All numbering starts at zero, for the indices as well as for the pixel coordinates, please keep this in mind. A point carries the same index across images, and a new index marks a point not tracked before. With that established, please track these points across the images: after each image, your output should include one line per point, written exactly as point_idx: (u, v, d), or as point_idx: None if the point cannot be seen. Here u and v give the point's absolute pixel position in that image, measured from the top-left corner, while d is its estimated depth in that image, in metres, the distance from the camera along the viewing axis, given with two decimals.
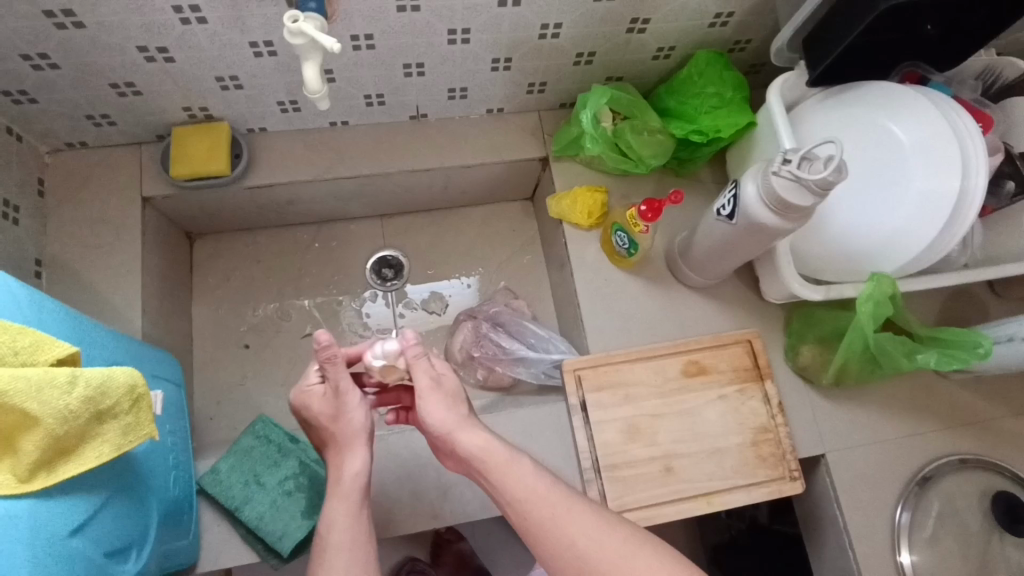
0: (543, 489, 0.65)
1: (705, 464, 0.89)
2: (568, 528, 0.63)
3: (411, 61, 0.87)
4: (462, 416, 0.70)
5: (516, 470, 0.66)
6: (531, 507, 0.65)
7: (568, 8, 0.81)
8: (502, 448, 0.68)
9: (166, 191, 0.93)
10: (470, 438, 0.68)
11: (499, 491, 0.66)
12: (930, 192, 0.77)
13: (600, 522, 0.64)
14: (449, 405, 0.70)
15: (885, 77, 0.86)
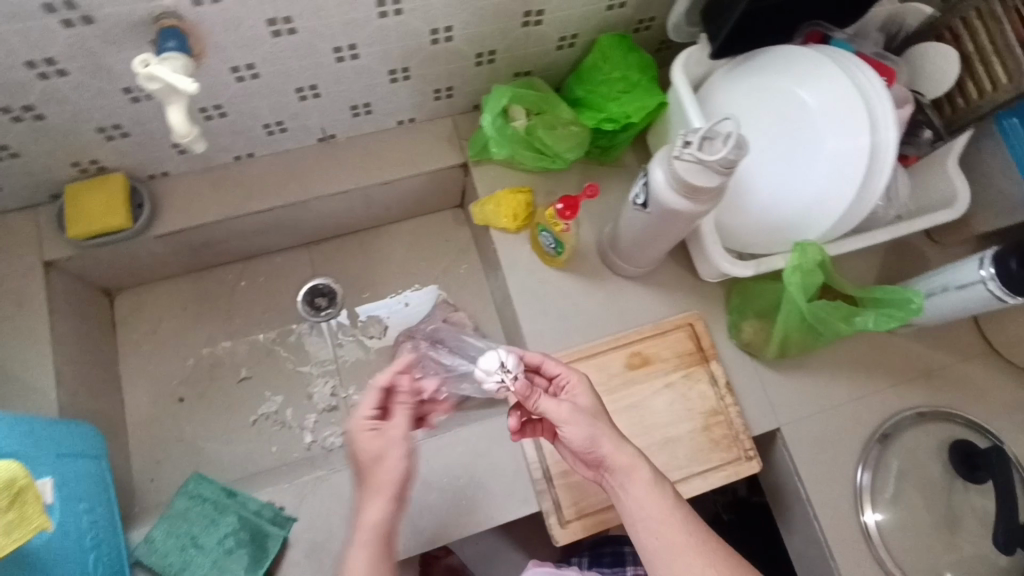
0: (678, 517, 0.62)
1: (669, 455, 0.87)
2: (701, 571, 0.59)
3: (303, 84, 0.83)
4: (612, 431, 0.64)
5: (657, 498, 0.62)
6: (662, 531, 0.61)
7: (454, 10, 0.78)
8: (641, 470, 0.63)
9: (68, 252, 0.89)
10: (612, 454, 0.63)
11: (631, 508, 0.63)
12: (843, 151, 0.75)
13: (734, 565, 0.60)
14: (595, 423, 0.64)
15: (789, 40, 0.83)
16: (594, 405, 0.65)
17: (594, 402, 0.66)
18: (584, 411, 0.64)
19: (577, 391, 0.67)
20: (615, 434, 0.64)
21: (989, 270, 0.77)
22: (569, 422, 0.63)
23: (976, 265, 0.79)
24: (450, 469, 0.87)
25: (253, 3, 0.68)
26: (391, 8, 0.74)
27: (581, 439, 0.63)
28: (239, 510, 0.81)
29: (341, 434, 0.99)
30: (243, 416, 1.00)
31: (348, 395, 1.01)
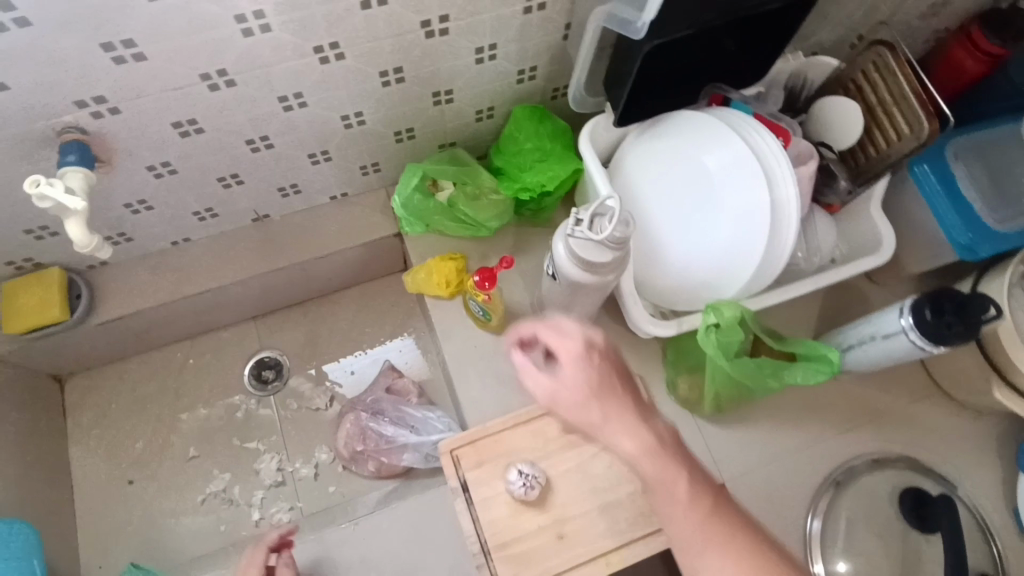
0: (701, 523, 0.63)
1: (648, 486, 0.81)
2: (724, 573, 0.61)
3: (224, 174, 0.85)
4: (638, 425, 0.66)
5: (686, 512, 0.63)
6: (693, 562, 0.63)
7: (360, 97, 0.80)
8: (676, 476, 0.64)
9: (8, 347, 0.91)
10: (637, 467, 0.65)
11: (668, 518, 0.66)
12: (748, 208, 0.76)
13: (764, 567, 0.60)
14: (589, 398, 0.66)
15: (694, 102, 0.84)
16: (610, 410, 0.66)
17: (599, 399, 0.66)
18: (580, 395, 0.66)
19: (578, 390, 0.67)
20: (639, 438, 0.66)
21: (908, 320, 0.75)
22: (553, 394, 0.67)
23: (896, 314, 0.78)
24: (387, 545, 0.87)
25: (154, 111, 0.70)
26: (295, 102, 0.76)
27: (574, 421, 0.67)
28: None
29: (287, 510, 0.99)
30: (191, 495, 1.00)
31: (295, 468, 1.02)
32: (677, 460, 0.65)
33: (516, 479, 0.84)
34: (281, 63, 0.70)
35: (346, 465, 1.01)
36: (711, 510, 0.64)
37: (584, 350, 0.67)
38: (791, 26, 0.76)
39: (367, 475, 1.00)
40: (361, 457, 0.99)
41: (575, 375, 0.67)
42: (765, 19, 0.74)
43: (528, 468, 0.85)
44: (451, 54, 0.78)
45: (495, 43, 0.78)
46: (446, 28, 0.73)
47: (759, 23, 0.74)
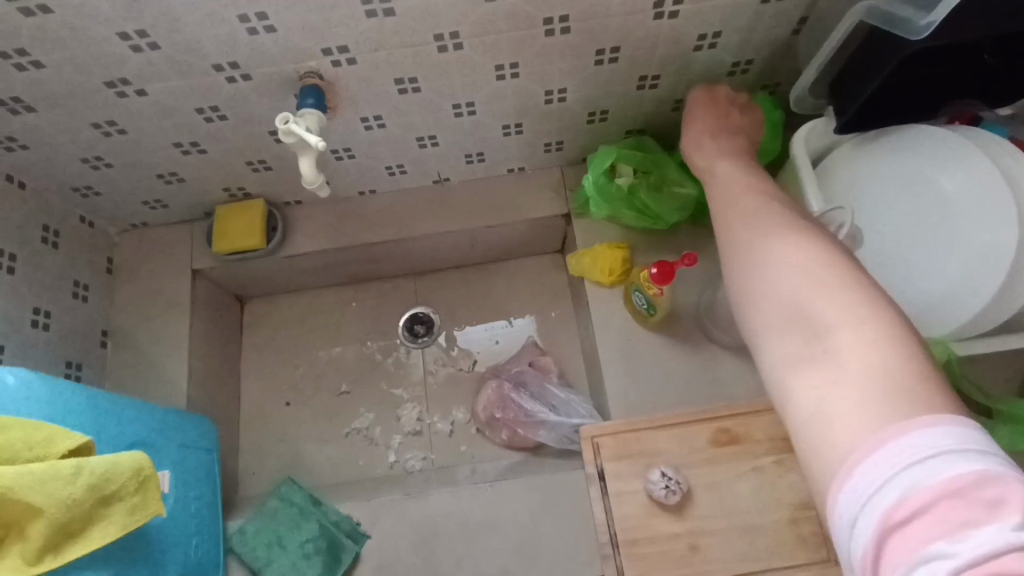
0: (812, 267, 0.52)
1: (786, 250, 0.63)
2: (782, 273, 0.53)
3: (424, 135, 0.89)
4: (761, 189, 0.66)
5: (778, 237, 0.57)
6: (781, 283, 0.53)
7: (570, 73, 0.79)
8: (769, 230, 0.58)
9: (211, 263, 1.02)
10: (733, 232, 0.62)
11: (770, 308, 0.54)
12: (990, 246, 0.67)
13: (835, 292, 0.49)
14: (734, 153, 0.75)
15: (931, 118, 0.77)
16: (740, 193, 0.66)
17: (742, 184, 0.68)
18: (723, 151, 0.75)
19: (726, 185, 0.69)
20: (756, 198, 0.65)
21: None
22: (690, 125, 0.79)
23: None
24: (515, 514, 0.88)
25: (384, 67, 0.74)
26: (508, 72, 0.78)
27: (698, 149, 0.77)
28: (321, 518, 0.90)
29: (420, 459, 1.04)
30: (336, 426, 1.08)
31: (432, 422, 1.06)
32: (783, 224, 0.58)
33: (658, 480, 0.82)
34: (510, 32, 0.71)
35: (480, 428, 1.04)
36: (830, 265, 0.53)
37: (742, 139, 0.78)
38: None
39: (499, 443, 1.03)
40: (497, 425, 1.01)
41: (737, 180, 0.69)
42: None
43: (673, 472, 0.82)
44: (673, 38, 0.75)
45: (720, 31, 0.75)
46: (677, 11, 0.71)
47: None
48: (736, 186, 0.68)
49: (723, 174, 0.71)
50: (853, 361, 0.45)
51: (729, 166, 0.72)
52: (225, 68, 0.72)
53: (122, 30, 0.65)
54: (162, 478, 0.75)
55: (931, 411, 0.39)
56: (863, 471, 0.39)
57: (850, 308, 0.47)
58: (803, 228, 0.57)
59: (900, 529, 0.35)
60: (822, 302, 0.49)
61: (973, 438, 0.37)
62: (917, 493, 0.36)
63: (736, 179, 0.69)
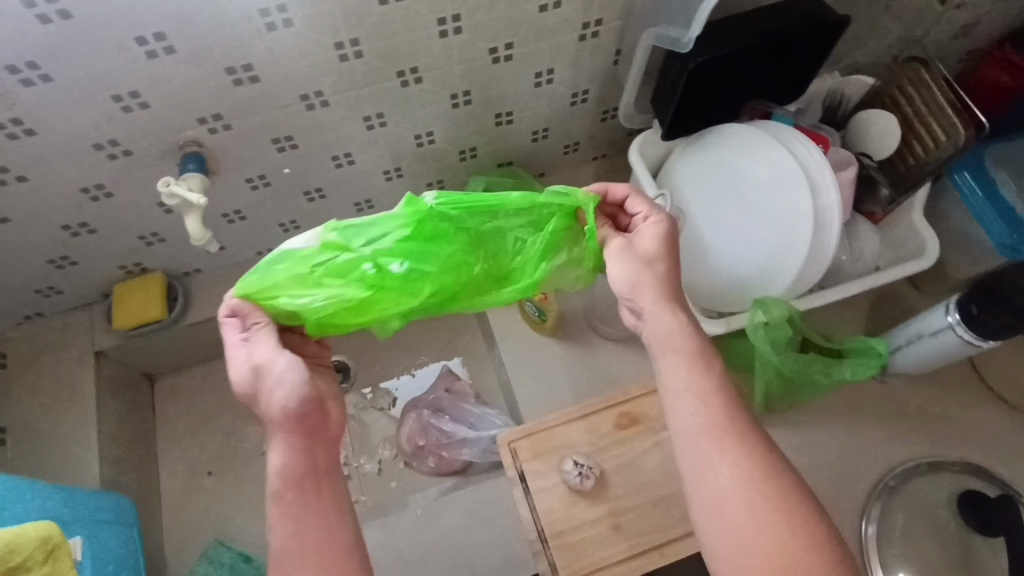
0: (742, 480, 0.53)
1: (749, 501, 0.52)
2: (738, 502, 0.52)
3: (310, 188, 0.96)
4: (655, 279, 0.63)
5: (738, 457, 0.55)
6: (720, 502, 0.53)
7: (433, 117, 0.90)
8: (723, 445, 0.55)
9: (114, 342, 1.02)
10: (681, 417, 0.58)
11: (717, 523, 0.53)
12: (793, 215, 0.82)
13: (786, 525, 0.51)
14: (667, 303, 0.62)
15: (735, 118, 0.92)
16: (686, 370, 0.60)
17: (661, 248, 0.65)
18: (644, 253, 0.64)
19: (648, 239, 0.65)
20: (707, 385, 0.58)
21: (954, 316, 0.79)
22: (612, 262, 0.64)
23: (942, 311, 0.82)
24: (448, 531, 0.92)
25: (259, 129, 0.81)
26: (377, 121, 0.87)
27: (624, 241, 0.65)
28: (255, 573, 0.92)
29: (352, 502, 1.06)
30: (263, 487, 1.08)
31: (360, 464, 1.09)
32: (740, 434, 0.55)
33: (571, 469, 0.88)
34: (369, 86, 0.80)
35: (406, 461, 1.07)
36: (763, 473, 0.53)
37: (667, 257, 0.65)
38: (823, 49, 0.84)
39: (427, 471, 1.05)
40: (422, 454, 1.05)
41: (673, 321, 0.62)
42: (803, 40, 0.81)
43: (585, 458, 0.89)
44: (514, 78, 0.87)
45: (552, 69, 0.88)
46: (510, 54, 0.83)
47: (796, 43, 0.82)
48: (675, 341, 0.61)
49: (654, 325, 0.62)
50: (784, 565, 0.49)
51: (651, 275, 0.63)
52: (105, 146, 0.77)
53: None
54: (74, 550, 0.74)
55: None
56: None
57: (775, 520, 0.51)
58: (749, 436, 0.56)
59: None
60: (791, 556, 0.49)
61: None
62: None
63: (666, 239, 0.65)
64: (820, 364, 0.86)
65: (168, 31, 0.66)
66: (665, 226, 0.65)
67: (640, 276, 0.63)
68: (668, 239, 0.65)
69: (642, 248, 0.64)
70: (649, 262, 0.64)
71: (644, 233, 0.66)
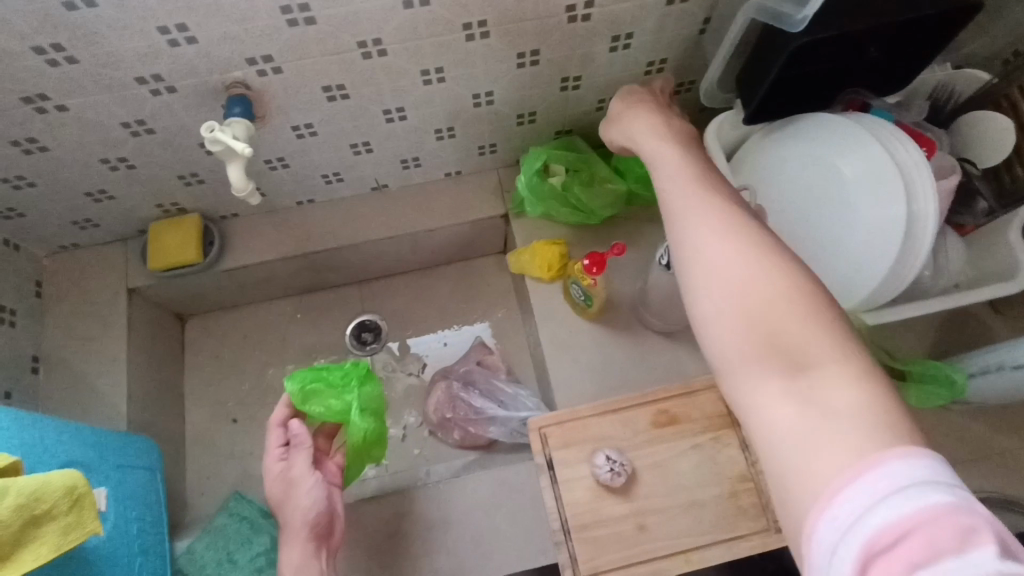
0: (736, 247, 0.50)
1: (738, 267, 0.49)
2: (745, 280, 0.48)
3: (357, 141, 0.90)
4: (659, 127, 0.69)
5: (762, 255, 0.49)
6: (714, 278, 0.50)
7: (494, 77, 0.83)
8: (716, 223, 0.52)
9: (148, 281, 1.00)
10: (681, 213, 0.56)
11: (710, 298, 0.50)
12: (881, 221, 0.74)
13: (804, 313, 0.46)
14: (668, 146, 0.65)
15: (827, 107, 0.83)
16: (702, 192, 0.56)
17: (652, 107, 0.72)
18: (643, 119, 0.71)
19: (634, 106, 0.74)
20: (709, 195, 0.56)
21: None
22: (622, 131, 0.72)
23: None
24: (468, 509, 0.90)
25: (309, 75, 0.76)
26: (434, 76, 0.80)
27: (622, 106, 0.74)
28: (271, 530, 0.91)
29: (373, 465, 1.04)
30: None
31: None
32: (738, 222, 0.52)
33: (603, 464, 0.84)
34: (430, 37, 0.73)
35: (432, 430, 1.05)
36: (764, 250, 0.49)
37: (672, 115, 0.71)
38: (942, 37, 0.74)
39: (451, 443, 1.03)
40: (448, 425, 1.02)
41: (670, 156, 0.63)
42: (924, 25, 0.72)
43: (618, 454, 0.85)
44: (587, 40, 0.79)
45: (631, 33, 0.80)
46: (589, 14, 0.75)
47: (915, 28, 0.72)
48: (671, 168, 0.62)
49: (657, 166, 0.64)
50: (782, 324, 0.46)
51: (668, 146, 0.65)
52: (148, 81, 0.72)
53: (37, 44, 0.65)
54: (95, 497, 0.73)
55: (908, 440, 0.39)
56: (843, 497, 0.37)
57: (774, 289, 0.47)
58: (749, 224, 0.52)
59: (882, 554, 0.34)
60: (788, 316, 0.46)
61: (942, 472, 0.36)
62: (896, 521, 0.35)
63: (648, 107, 0.72)
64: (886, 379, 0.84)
65: None
66: (642, 90, 0.76)
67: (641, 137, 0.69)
68: (656, 101, 0.75)
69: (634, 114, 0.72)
70: (642, 123, 0.71)
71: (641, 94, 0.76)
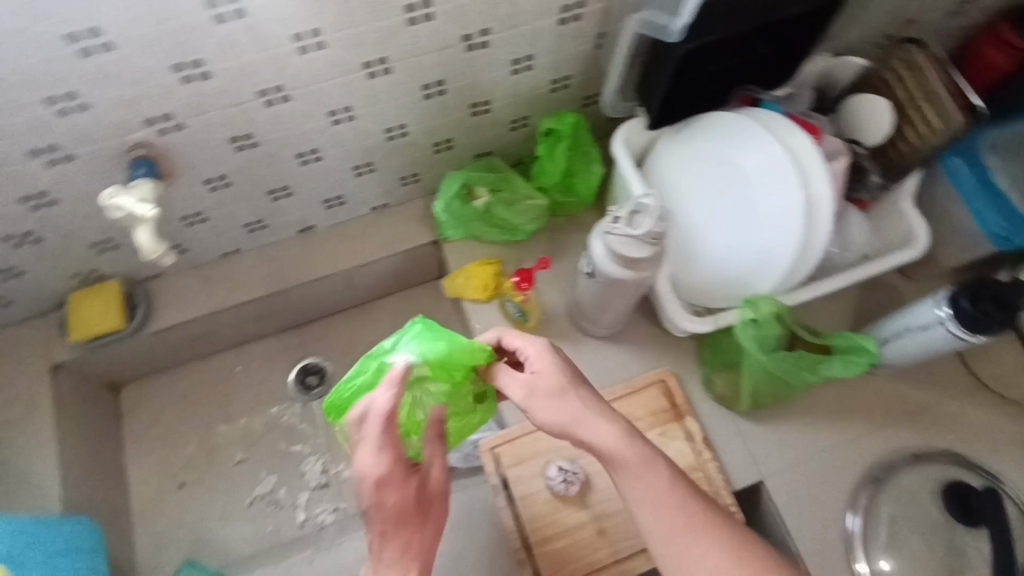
0: (684, 507, 0.59)
1: (686, 530, 0.58)
2: (700, 556, 0.57)
3: (275, 187, 0.90)
4: (574, 398, 0.62)
5: (700, 519, 0.58)
6: (668, 539, 0.58)
7: (404, 110, 0.84)
8: (660, 486, 0.59)
9: (72, 355, 0.96)
10: (619, 477, 0.60)
11: (665, 559, 0.58)
12: (783, 209, 0.79)
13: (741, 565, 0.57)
14: (564, 384, 0.62)
15: (720, 105, 0.88)
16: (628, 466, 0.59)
17: (564, 390, 0.62)
18: (543, 395, 0.62)
19: (539, 370, 0.63)
20: (636, 452, 0.60)
21: (945, 310, 0.78)
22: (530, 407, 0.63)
23: (932, 305, 0.80)
24: None
25: (214, 128, 0.75)
26: (343, 116, 0.81)
27: (533, 363, 0.64)
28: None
29: (332, 510, 1.03)
30: (239, 498, 1.04)
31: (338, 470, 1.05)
32: (674, 481, 0.60)
33: (556, 474, 0.86)
34: (332, 79, 0.74)
35: None
36: (707, 520, 0.59)
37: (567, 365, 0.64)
38: (813, 30, 0.79)
39: None
40: None
41: (575, 403, 0.62)
42: (795, 21, 0.77)
43: (571, 463, 0.87)
44: (489, 65, 0.81)
45: (531, 55, 0.82)
46: (487, 41, 0.77)
47: (787, 25, 0.77)
48: (570, 412, 0.61)
49: (535, 392, 0.63)
50: None
51: (541, 362, 0.64)
52: (42, 152, 0.70)
53: None
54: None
55: None
56: None
57: (725, 548, 0.57)
58: (681, 481, 0.60)
59: None
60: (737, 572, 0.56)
61: None
62: None
63: (559, 380, 0.62)
64: (806, 359, 0.83)
65: (104, 26, 0.59)
66: (546, 348, 0.64)
67: (536, 360, 0.64)
68: (568, 373, 0.63)
69: (541, 408, 0.62)
70: (547, 403, 0.62)
71: (534, 357, 0.64)
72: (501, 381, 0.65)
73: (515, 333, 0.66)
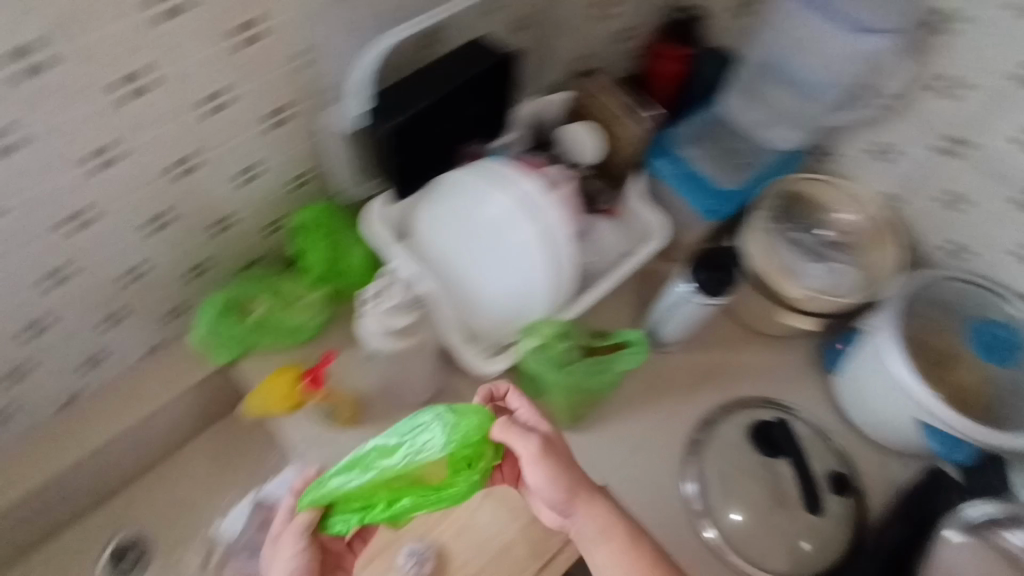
0: (631, 552, 0.74)
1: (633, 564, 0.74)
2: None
3: (6, 370, 0.80)
4: (562, 466, 0.73)
5: (636, 552, 0.75)
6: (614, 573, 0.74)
7: (134, 251, 0.80)
8: (609, 539, 0.75)
9: None
10: (580, 524, 0.75)
11: None
12: (528, 244, 0.87)
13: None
14: (553, 457, 0.73)
15: (452, 162, 0.95)
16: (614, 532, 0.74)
17: (553, 464, 0.72)
18: (541, 459, 0.71)
19: (541, 430, 0.74)
20: (602, 513, 0.75)
21: (688, 286, 0.88)
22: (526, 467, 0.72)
23: (677, 285, 0.90)
24: None
25: None
26: (59, 276, 0.75)
27: (534, 422, 0.75)
28: None
29: None
30: None
31: None
32: (628, 532, 0.75)
33: (406, 561, 0.85)
34: (25, 245, 0.69)
35: None
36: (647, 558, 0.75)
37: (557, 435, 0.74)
38: (501, 83, 0.88)
39: None
40: None
41: (556, 477, 0.72)
42: (481, 81, 0.86)
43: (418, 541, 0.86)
44: (211, 183, 0.80)
45: (255, 163, 0.82)
46: (198, 163, 0.76)
47: (475, 86, 0.86)
48: (551, 482, 0.72)
49: (523, 456, 0.71)
50: None
51: (538, 423, 0.74)
52: None
53: None
54: None
55: None
56: None
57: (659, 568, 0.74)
58: (633, 531, 0.76)
59: None
60: None
61: None
62: None
63: (553, 446, 0.73)
64: (597, 362, 0.94)
65: None
66: (538, 414, 0.75)
67: (523, 428, 0.72)
68: (555, 443, 0.73)
69: (530, 474, 0.72)
70: (546, 465, 0.71)
71: (531, 421, 0.75)
72: (508, 435, 0.71)
73: (520, 394, 0.77)
